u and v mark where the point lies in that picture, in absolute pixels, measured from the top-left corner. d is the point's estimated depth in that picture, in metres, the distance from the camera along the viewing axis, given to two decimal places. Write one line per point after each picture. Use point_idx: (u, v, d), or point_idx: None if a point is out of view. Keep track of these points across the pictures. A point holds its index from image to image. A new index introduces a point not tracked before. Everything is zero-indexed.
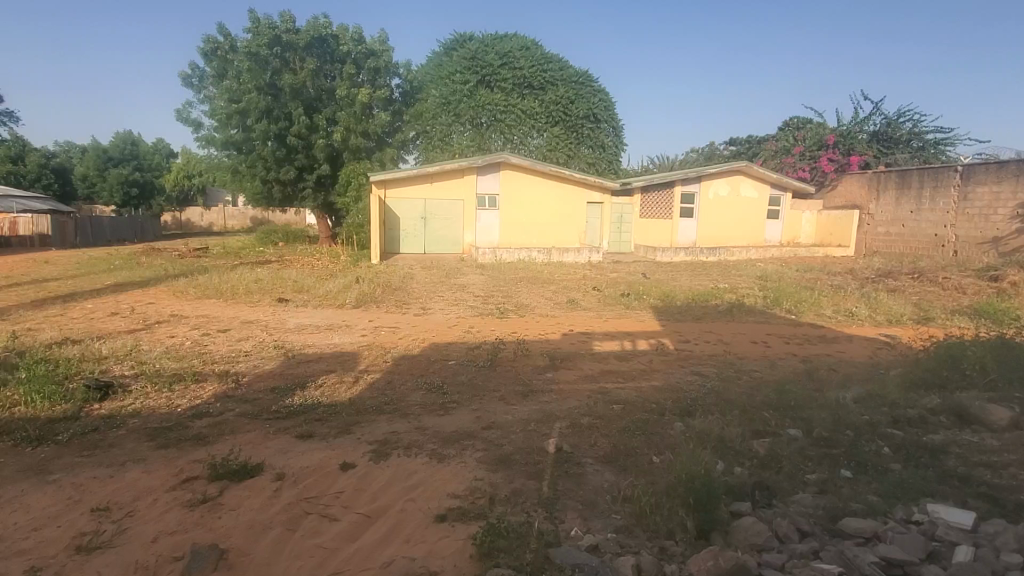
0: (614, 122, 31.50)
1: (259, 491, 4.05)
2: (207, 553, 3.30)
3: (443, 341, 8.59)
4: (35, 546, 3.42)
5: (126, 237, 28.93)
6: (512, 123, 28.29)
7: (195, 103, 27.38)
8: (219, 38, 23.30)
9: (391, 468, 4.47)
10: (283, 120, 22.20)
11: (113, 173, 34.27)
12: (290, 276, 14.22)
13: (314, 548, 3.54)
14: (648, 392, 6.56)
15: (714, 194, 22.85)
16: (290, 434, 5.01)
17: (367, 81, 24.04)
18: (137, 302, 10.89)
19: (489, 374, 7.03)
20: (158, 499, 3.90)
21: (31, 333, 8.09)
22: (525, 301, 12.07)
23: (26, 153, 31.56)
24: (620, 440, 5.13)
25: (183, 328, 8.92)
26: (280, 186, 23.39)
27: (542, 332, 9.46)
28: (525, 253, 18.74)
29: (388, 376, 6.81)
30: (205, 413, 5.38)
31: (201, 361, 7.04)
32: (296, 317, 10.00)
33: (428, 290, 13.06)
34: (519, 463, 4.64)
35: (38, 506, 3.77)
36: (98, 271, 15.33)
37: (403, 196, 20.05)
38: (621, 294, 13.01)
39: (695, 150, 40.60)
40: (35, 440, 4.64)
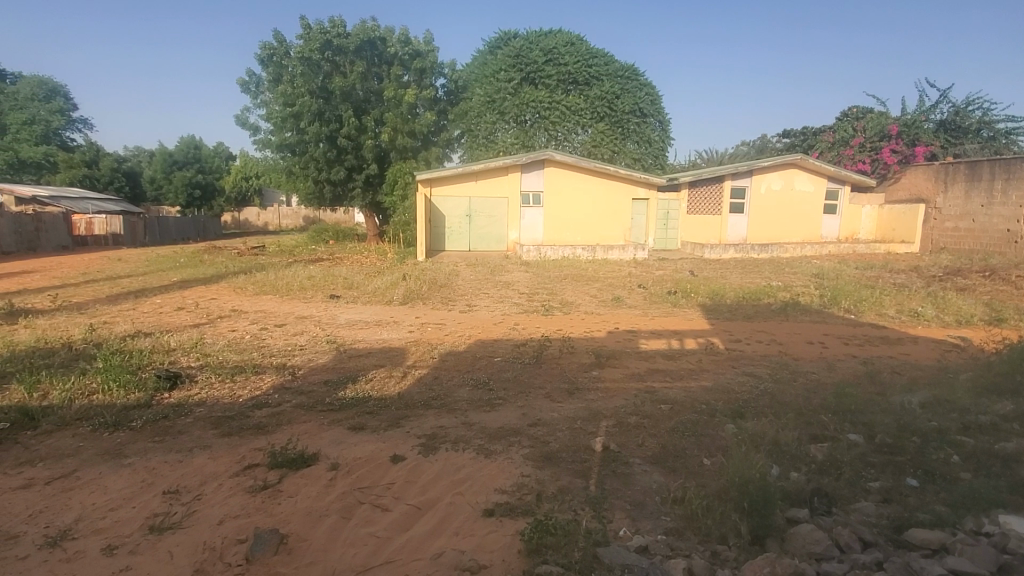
0: (660, 116, 30.98)
1: (316, 480, 4.21)
2: (268, 537, 3.45)
3: (488, 338, 8.67)
4: (112, 525, 3.64)
5: (189, 236, 30.61)
6: (557, 119, 28.18)
7: (253, 108, 28.70)
8: (274, 44, 24.27)
9: (440, 462, 4.55)
10: (334, 121, 22.87)
11: (178, 176, 36.37)
12: (341, 273, 14.69)
13: (367, 537, 3.64)
14: (697, 392, 6.39)
15: (767, 189, 22.03)
16: (343, 426, 5.18)
17: (414, 81, 24.60)
18: (200, 298, 11.52)
19: (535, 371, 7.04)
20: (222, 484, 4.12)
21: (108, 326, 8.70)
22: (570, 299, 12.00)
23: (101, 158, 33.72)
24: (668, 441, 5.02)
25: (243, 322, 9.37)
26: (331, 186, 24.08)
27: (587, 330, 9.37)
28: (569, 250, 18.62)
29: (435, 371, 6.92)
30: (265, 403, 5.64)
31: (260, 354, 7.38)
32: (347, 313, 10.32)
33: (473, 287, 13.18)
34: (566, 461, 4.62)
35: (116, 487, 4.04)
36: (165, 268, 16.31)
37: (448, 194, 20.30)
38: (667, 292, 12.74)
39: (746, 143, 39.23)
40: (112, 425, 4.99)
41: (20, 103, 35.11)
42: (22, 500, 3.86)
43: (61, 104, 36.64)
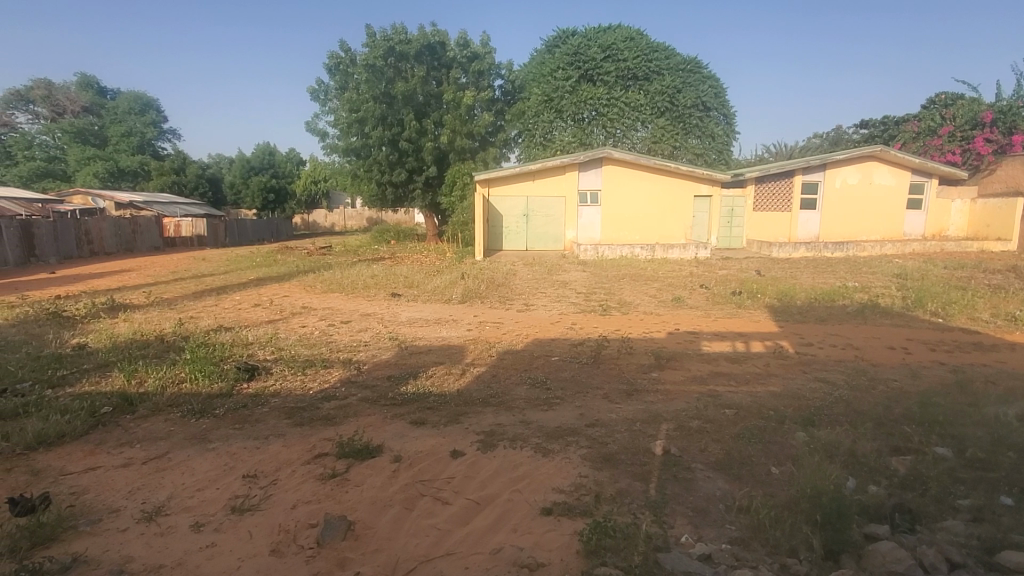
0: (725, 109, 29.86)
1: (380, 470, 4.38)
2: (337, 522, 3.63)
3: (545, 337, 8.68)
4: (198, 504, 3.93)
5: (264, 237, 32.54)
6: (615, 116, 27.74)
7: (322, 115, 30.21)
8: (341, 54, 25.39)
9: (498, 459, 4.61)
10: (396, 125, 23.59)
11: (255, 181, 38.86)
12: (403, 272, 15.12)
13: (429, 529, 3.75)
14: (765, 397, 6.10)
15: (842, 183, 20.71)
16: (405, 420, 5.36)
17: (472, 83, 25.12)
18: (275, 295, 12.25)
19: (592, 372, 6.97)
20: (296, 471, 4.37)
21: (194, 321, 9.43)
22: (629, 299, 11.80)
23: (187, 165, 36.52)
24: (733, 447, 4.83)
25: (312, 319, 9.86)
26: (393, 188, 24.85)
27: (647, 331, 9.17)
28: (627, 249, 18.29)
29: (493, 370, 7.00)
30: (332, 396, 5.92)
31: (328, 348, 7.76)
32: (408, 311, 10.65)
33: (530, 286, 13.23)
34: (624, 464, 4.55)
35: (202, 470, 4.37)
36: (243, 267, 17.47)
37: (506, 194, 20.45)
38: (732, 292, 12.25)
39: (819, 135, 37.03)
40: (199, 412, 5.40)
41: (121, 117, 39.03)
42: (122, 477, 4.25)
43: (153, 117, 40.29)
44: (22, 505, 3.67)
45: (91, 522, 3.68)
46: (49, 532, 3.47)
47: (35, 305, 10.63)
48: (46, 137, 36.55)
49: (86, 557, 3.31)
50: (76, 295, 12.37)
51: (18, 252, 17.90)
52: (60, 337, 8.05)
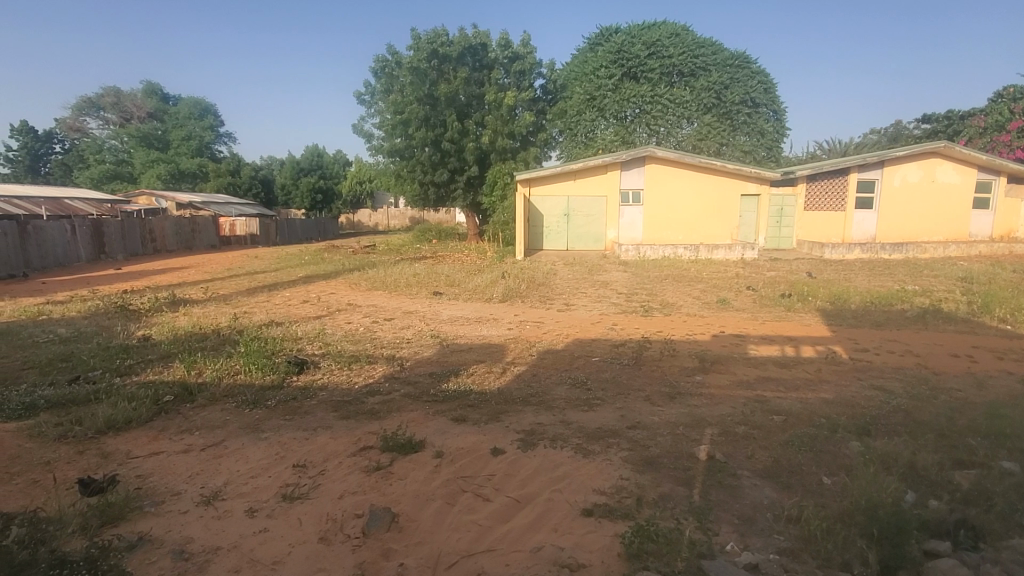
0: (775, 105, 29.03)
1: (423, 465, 4.47)
2: (382, 513, 3.72)
3: (586, 337, 8.62)
4: (252, 491, 4.11)
5: (312, 236, 33.69)
6: (659, 114, 27.23)
7: (368, 117, 31.03)
8: (387, 57, 25.95)
9: (538, 458, 4.61)
10: (439, 126, 23.93)
11: (304, 182, 40.33)
12: (444, 271, 15.35)
13: (470, 524, 3.79)
14: (817, 404, 5.86)
15: (901, 181, 19.63)
16: (446, 416, 5.44)
17: (514, 83, 25.26)
18: (322, 292, 12.66)
19: (633, 373, 6.87)
20: (342, 462, 4.51)
21: (247, 316, 9.86)
22: (672, 300, 11.56)
23: (241, 167, 38.19)
24: (781, 454, 4.67)
25: (357, 315, 10.14)
26: (435, 188, 25.22)
27: (690, 333, 8.97)
28: (670, 249, 17.92)
29: (533, 369, 7.01)
30: (377, 391, 6.07)
31: (373, 345, 7.96)
32: (450, 309, 10.79)
33: (570, 286, 13.17)
34: (667, 467, 4.47)
35: (254, 458, 4.57)
36: (293, 265, 18.12)
37: (547, 193, 20.40)
38: (780, 294, 11.82)
39: (877, 131, 35.30)
40: (252, 403, 5.65)
41: (181, 121, 41.03)
42: (181, 463, 4.48)
43: (211, 121, 42.37)
44: (92, 486, 3.92)
45: (155, 503, 3.90)
46: (116, 512, 3.70)
47: (105, 299, 11.36)
48: (115, 141, 38.96)
49: (150, 536, 3.51)
50: (141, 289, 13.14)
51: (89, 250, 19.11)
52: (127, 329, 8.59)
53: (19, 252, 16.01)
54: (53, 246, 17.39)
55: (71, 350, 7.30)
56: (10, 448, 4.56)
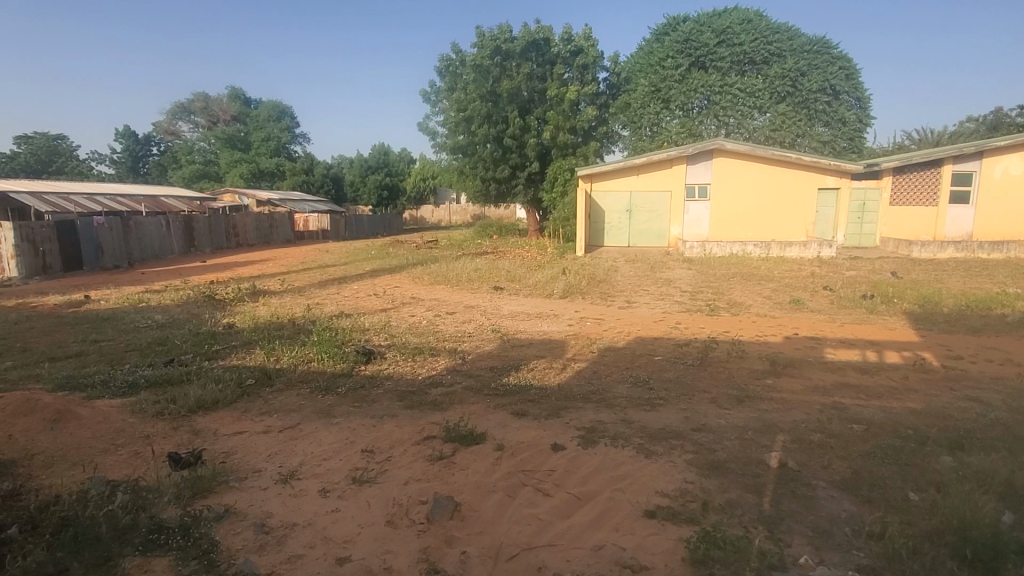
0: (858, 92, 27.16)
1: (484, 456, 4.54)
2: (445, 502, 3.82)
3: (649, 336, 8.42)
4: (324, 472, 4.33)
5: (378, 232, 34.99)
6: (729, 105, 26.05)
7: (432, 115, 31.83)
8: (452, 56, 26.38)
9: (599, 456, 4.56)
10: (501, 123, 24.12)
11: (371, 179, 41.95)
12: (504, 266, 15.52)
13: (530, 518, 3.82)
14: (902, 414, 5.42)
15: (1003, 173, 17.82)
16: (507, 410, 5.49)
17: (576, 77, 25.04)
18: (388, 286, 13.12)
19: (699, 374, 6.65)
20: (407, 450, 4.66)
21: (319, 307, 10.38)
22: (740, 299, 11.07)
23: (315, 165, 40.49)
24: (862, 467, 4.36)
25: (421, 309, 10.43)
26: (496, 184, 25.44)
27: (760, 334, 8.55)
28: (738, 246, 17.15)
29: (593, 366, 6.93)
30: (439, 382, 6.23)
31: (436, 338, 8.16)
32: (510, 305, 10.86)
33: (632, 283, 12.90)
34: (735, 473, 4.29)
35: (326, 442, 4.80)
36: (361, 259, 18.87)
37: (609, 189, 20.07)
38: (861, 295, 11.04)
39: (974, 119, 32.24)
40: (324, 389, 5.96)
41: (261, 124, 43.71)
42: (261, 443, 4.79)
43: (288, 123, 44.84)
44: (183, 460, 4.27)
45: (239, 479, 4.19)
46: (205, 485, 4.00)
47: (195, 288, 12.35)
48: (204, 143, 42.16)
49: (234, 509, 3.78)
50: (226, 280, 14.16)
51: (182, 243, 20.77)
52: (214, 316, 9.29)
53: (123, 245, 17.65)
54: (152, 240, 19.04)
55: (167, 335, 7.99)
56: (115, 421, 5.03)
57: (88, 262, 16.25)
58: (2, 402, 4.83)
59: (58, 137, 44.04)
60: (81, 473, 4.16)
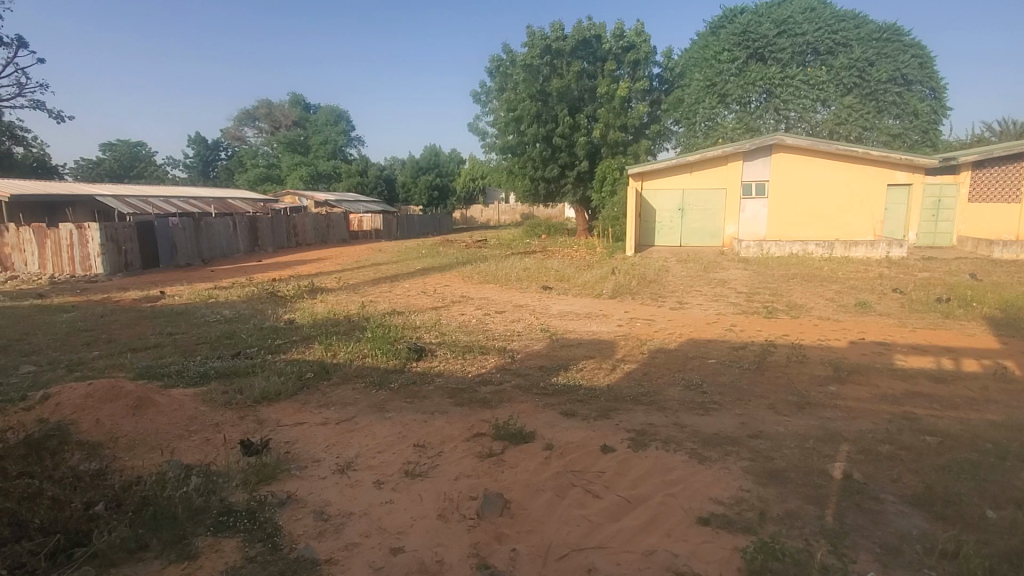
0: (933, 81, 25.34)
1: (533, 455, 4.56)
2: (495, 499, 3.86)
3: (702, 338, 8.19)
4: (379, 464, 4.47)
5: (429, 232, 35.76)
6: (790, 97, 24.88)
7: (483, 116, 32.18)
8: (502, 56, 26.55)
9: (650, 459, 4.49)
10: (551, 122, 24.05)
11: (423, 180, 42.95)
12: (553, 266, 15.48)
13: (579, 519, 3.79)
14: (981, 426, 5.02)
15: None
16: (556, 410, 5.47)
17: (628, 74, 24.68)
18: (438, 284, 13.37)
19: (755, 378, 6.40)
20: (458, 446, 4.74)
21: (374, 304, 10.72)
22: (800, 301, 10.56)
23: (369, 167, 41.91)
24: (935, 481, 4.07)
25: (470, 307, 10.56)
26: (545, 183, 25.40)
27: (822, 338, 8.14)
28: (799, 246, 16.41)
29: (644, 367, 6.81)
30: (489, 380, 6.30)
31: (486, 336, 8.25)
32: (559, 304, 10.84)
33: (684, 284, 12.54)
34: (794, 483, 4.11)
35: (381, 435, 4.96)
36: (412, 258, 19.34)
37: (661, 187, 19.65)
38: (935, 298, 10.31)
39: None
40: (378, 384, 6.15)
41: (320, 128, 45.63)
42: (320, 434, 4.99)
43: (344, 127, 46.51)
44: (250, 447, 4.52)
45: (300, 467, 4.39)
46: (270, 472, 4.22)
47: (258, 285, 13.00)
48: (267, 148, 44.30)
49: (296, 496, 3.97)
50: (286, 278, 14.85)
51: (247, 242, 21.93)
52: (276, 312, 9.76)
53: (195, 244, 18.82)
54: (220, 239, 20.20)
55: (235, 329, 8.48)
56: (189, 408, 5.37)
57: (164, 260, 17.43)
58: (92, 388, 5.25)
59: (138, 144, 47.51)
60: (160, 456, 4.47)
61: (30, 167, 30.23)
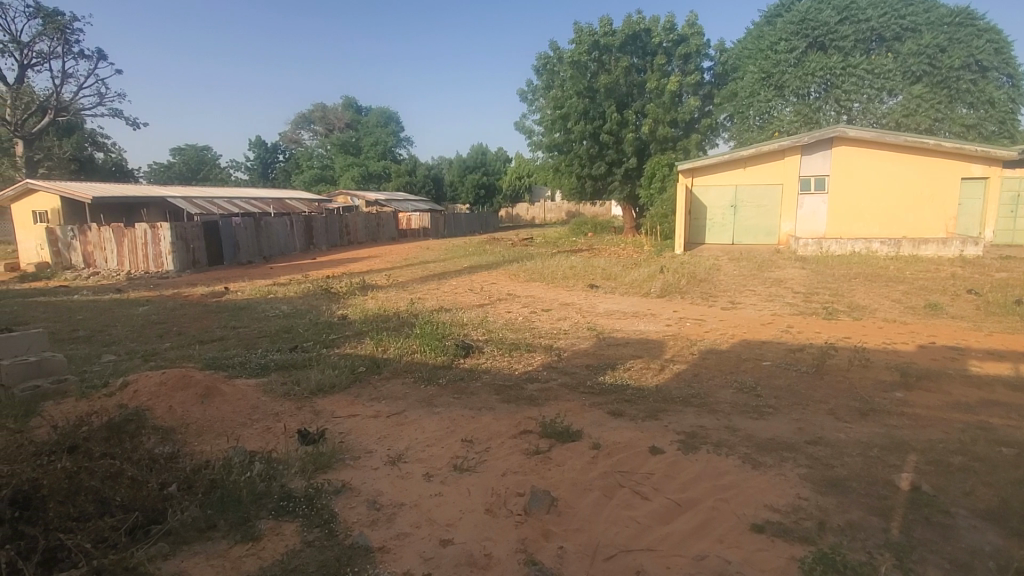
0: (1011, 68, 23.53)
1: (580, 454, 4.54)
2: (542, 496, 3.87)
3: (756, 339, 7.91)
4: (428, 457, 4.57)
5: (475, 230, 36.15)
6: (853, 87, 23.55)
7: (529, 114, 32.21)
8: (550, 53, 26.41)
9: (701, 462, 4.38)
10: (598, 118, 23.74)
11: (470, 179, 43.53)
12: (600, 264, 15.31)
13: (627, 520, 3.74)
14: None
15: None
16: (603, 409, 5.43)
17: (678, 68, 24.15)
18: (485, 282, 13.51)
19: (814, 382, 6.12)
20: (504, 442, 4.78)
21: (422, 301, 10.93)
22: (863, 302, 10.00)
23: (417, 167, 42.87)
24: (1014, 496, 3.77)
25: (516, 305, 10.61)
26: (592, 181, 25.11)
27: (887, 341, 7.69)
28: (862, 244, 15.54)
29: (694, 368, 6.65)
30: (536, 378, 6.32)
31: (532, 334, 8.27)
32: (606, 303, 10.72)
33: (736, 283, 12.12)
34: (856, 493, 3.91)
35: (429, 429, 5.06)
36: (459, 256, 19.63)
37: (712, 183, 19.10)
38: (1016, 300, 9.52)
39: None
40: (427, 379, 6.28)
41: (371, 130, 47.16)
42: (371, 426, 5.14)
43: (393, 128, 48.03)
44: (308, 436, 4.72)
45: (353, 458, 4.55)
46: (326, 461, 4.40)
47: (314, 282, 13.52)
48: (321, 150, 45.95)
49: (350, 485, 4.12)
50: (339, 275, 15.39)
51: (303, 241, 22.86)
52: (330, 308, 10.13)
53: (255, 242, 19.79)
54: (279, 238, 21.16)
55: (292, 324, 8.86)
56: (252, 398, 5.67)
57: (228, 257, 18.40)
58: (165, 377, 5.63)
59: (204, 148, 50.40)
60: (226, 443, 4.74)
61: (110, 171, 32.64)
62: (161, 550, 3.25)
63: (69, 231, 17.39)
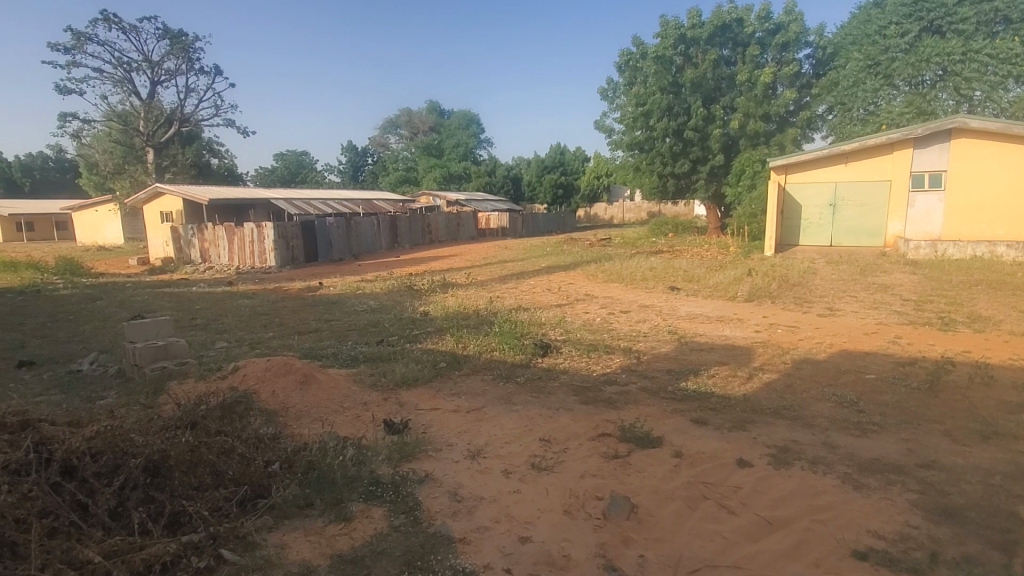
0: None
1: (661, 461, 4.40)
2: (622, 501, 3.79)
3: (858, 350, 7.27)
4: (507, 454, 4.64)
5: (553, 230, 36.13)
6: (975, 74, 20.87)
7: (610, 112, 31.81)
8: (632, 49, 25.76)
9: (795, 480, 4.10)
10: (682, 114, 22.88)
11: (548, 178, 43.51)
12: (682, 265, 14.77)
13: (712, 533, 3.59)
14: None
15: None
16: (686, 416, 5.23)
17: (774, 58, 22.89)
18: (562, 282, 13.48)
19: (926, 400, 5.52)
20: (582, 444, 4.75)
21: (500, 300, 11.10)
22: (987, 312, 8.90)
23: (496, 168, 43.86)
24: None
25: (594, 306, 10.50)
26: (674, 179, 24.25)
27: (1018, 357, 6.78)
28: (986, 246, 13.87)
29: (786, 378, 6.23)
30: (615, 380, 6.22)
31: (610, 336, 8.14)
32: (689, 306, 10.32)
33: (834, 288, 11.25)
34: (976, 525, 3.49)
35: (508, 426, 5.13)
36: (537, 255, 19.71)
37: (808, 180, 17.84)
38: None
39: None
40: (505, 377, 6.37)
41: (455, 133, 49.34)
42: (452, 420, 5.30)
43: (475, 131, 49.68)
44: (394, 427, 4.96)
45: (434, 449, 4.72)
46: (409, 451, 4.59)
47: (398, 279, 14.13)
48: (407, 153, 47.71)
49: (432, 476, 4.27)
50: (421, 273, 15.98)
51: (388, 239, 24.00)
52: (413, 304, 10.56)
53: (346, 240, 21.07)
54: (367, 237, 22.36)
55: (378, 319, 9.33)
56: (343, 387, 6.01)
57: (322, 254, 19.73)
58: (270, 363, 6.14)
59: (303, 153, 54.44)
60: (320, 428, 5.08)
61: (223, 175, 36.05)
62: (267, 522, 3.56)
63: (189, 230, 19.44)
